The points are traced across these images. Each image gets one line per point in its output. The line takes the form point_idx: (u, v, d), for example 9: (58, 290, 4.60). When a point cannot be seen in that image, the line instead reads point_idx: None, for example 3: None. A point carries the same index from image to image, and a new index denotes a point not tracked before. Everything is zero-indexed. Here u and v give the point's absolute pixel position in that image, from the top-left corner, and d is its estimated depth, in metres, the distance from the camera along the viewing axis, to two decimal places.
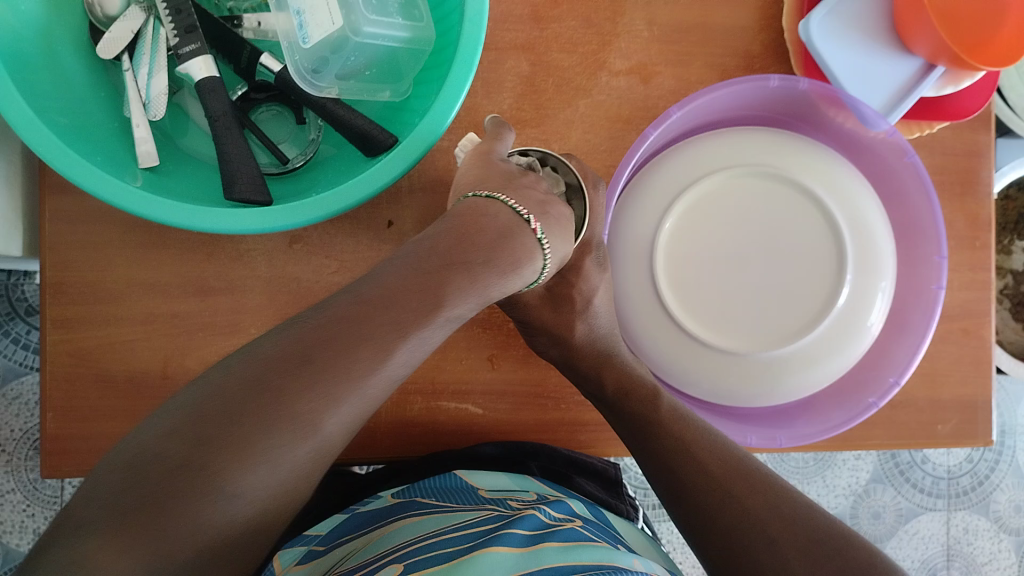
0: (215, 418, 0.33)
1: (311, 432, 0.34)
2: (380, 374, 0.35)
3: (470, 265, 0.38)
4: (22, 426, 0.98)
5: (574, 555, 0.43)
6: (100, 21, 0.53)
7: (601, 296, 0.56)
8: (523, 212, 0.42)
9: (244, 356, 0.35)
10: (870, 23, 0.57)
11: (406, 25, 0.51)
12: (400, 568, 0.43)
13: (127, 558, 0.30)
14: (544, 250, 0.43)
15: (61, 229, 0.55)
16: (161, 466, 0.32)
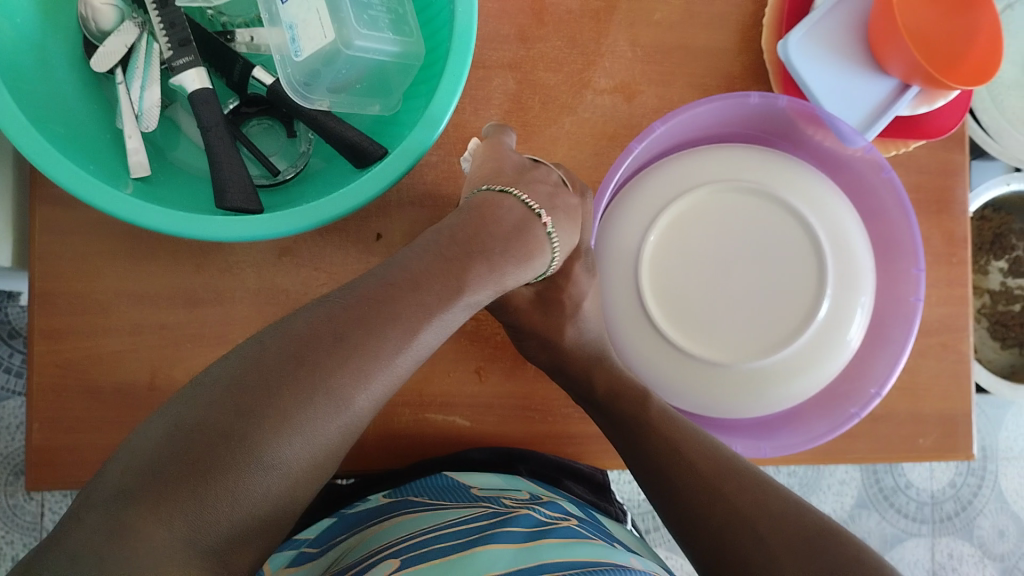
0: (254, 388, 0.34)
1: (345, 406, 0.36)
2: (405, 354, 0.39)
3: (491, 247, 0.45)
4: (3, 451, 0.96)
5: (574, 551, 0.45)
6: (94, 35, 0.54)
7: (587, 305, 0.57)
8: (534, 207, 0.49)
9: (278, 332, 0.37)
10: (847, 43, 0.59)
11: (396, 40, 0.52)
12: (396, 563, 0.44)
13: (169, 529, 0.31)
14: (552, 243, 0.50)
15: (52, 240, 0.56)
16: (203, 433, 0.33)
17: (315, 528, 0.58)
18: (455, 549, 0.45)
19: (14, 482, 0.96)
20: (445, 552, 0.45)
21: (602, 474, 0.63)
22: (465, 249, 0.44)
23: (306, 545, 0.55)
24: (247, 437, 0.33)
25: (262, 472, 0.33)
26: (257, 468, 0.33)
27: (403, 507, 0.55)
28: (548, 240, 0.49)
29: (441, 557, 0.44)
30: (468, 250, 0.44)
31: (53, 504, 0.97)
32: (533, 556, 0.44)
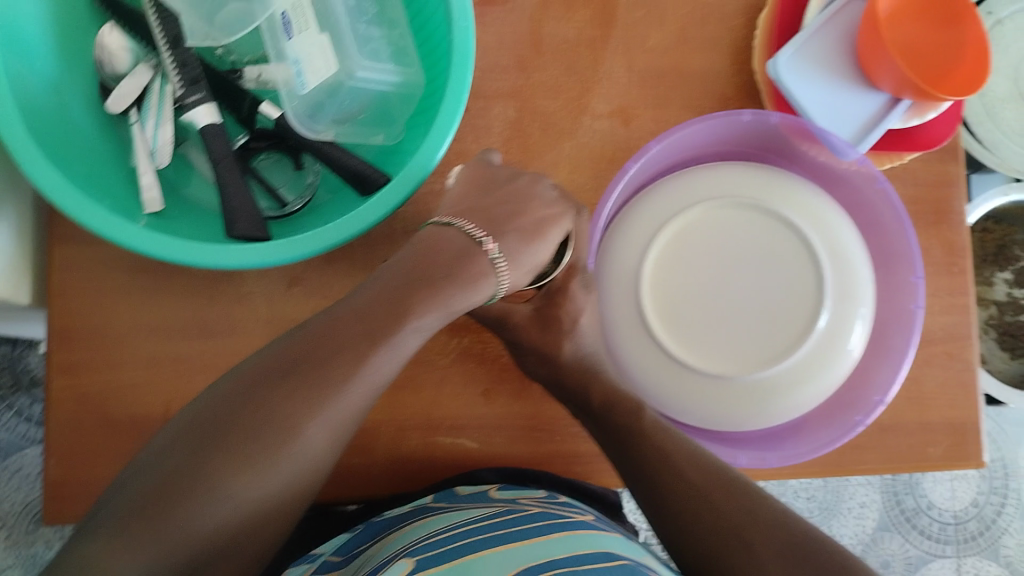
0: (207, 428, 0.38)
1: (294, 437, 0.38)
2: (358, 382, 0.40)
3: (433, 281, 0.42)
4: (23, 499, 0.97)
5: (575, 545, 0.47)
6: (109, 77, 0.56)
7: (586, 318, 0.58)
8: (478, 235, 0.46)
9: (234, 374, 0.40)
10: (835, 61, 0.61)
11: (397, 70, 0.55)
12: (412, 564, 0.46)
13: (133, 554, 0.35)
14: (499, 270, 0.46)
15: (69, 276, 0.58)
16: (160, 472, 0.37)
17: (332, 542, 0.58)
18: (470, 550, 0.47)
19: (34, 530, 0.97)
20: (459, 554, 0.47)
21: (613, 495, 0.66)
22: (407, 284, 0.42)
23: (327, 553, 0.56)
24: (201, 473, 0.37)
25: (214, 503, 0.37)
26: (210, 498, 0.37)
27: (418, 512, 0.57)
28: (494, 268, 0.45)
29: (455, 559, 0.46)
30: (410, 288, 0.42)
31: None
32: (541, 554, 0.46)
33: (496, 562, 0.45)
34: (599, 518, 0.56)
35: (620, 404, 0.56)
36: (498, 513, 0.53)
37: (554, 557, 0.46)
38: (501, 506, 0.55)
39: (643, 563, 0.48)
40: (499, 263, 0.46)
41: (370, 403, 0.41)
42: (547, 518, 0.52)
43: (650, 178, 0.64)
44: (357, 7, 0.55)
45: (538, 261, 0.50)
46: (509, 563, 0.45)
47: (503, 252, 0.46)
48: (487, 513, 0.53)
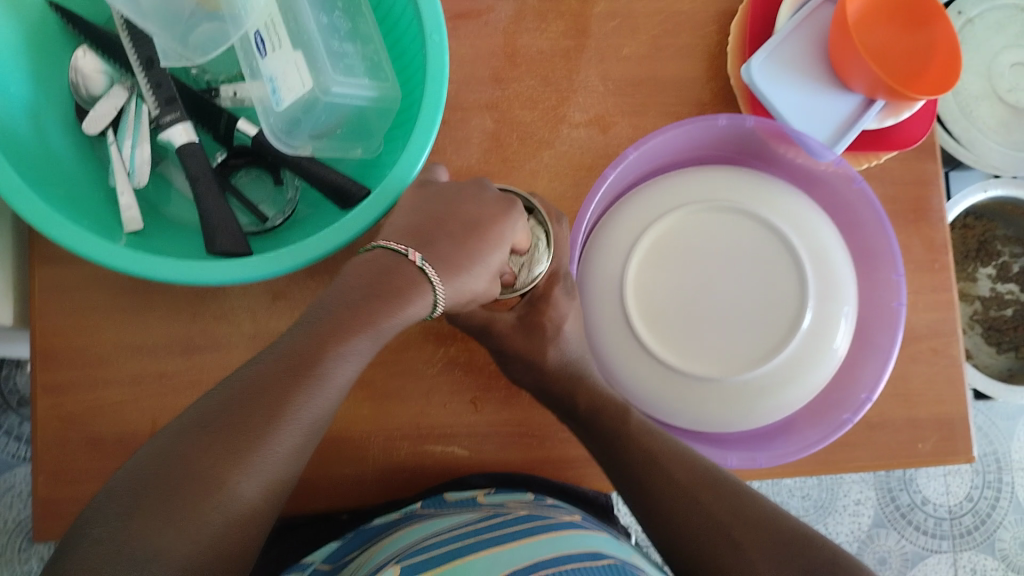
0: (134, 492, 0.37)
1: (226, 489, 0.38)
2: (288, 426, 0.40)
3: (357, 297, 0.42)
4: (16, 518, 0.97)
5: (560, 547, 0.48)
6: (86, 99, 0.56)
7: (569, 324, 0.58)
8: (403, 249, 0.44)
9: (159, 439, 0.39)
10: (808, 64, 0.61)
11: (373, 86, 0.54)
12: (398, 570, 0.46)
13: None
14: (432, 280, 0.44)
15: (52, 297, 0.58)
16: (87, 540, 0.35)
17: (323, 550, 0.58)
18: (454, 556, 0.47)
19: (28, 548, 0.97)
20: (445, 560, 0.47)
21: (604, 496, 0.65)
22: (338, 312, 0.42)
23: (317, 562, 0.56)
24: (129, 537, 0.35)
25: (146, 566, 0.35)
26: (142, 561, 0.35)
27: (406, 519, 0.57)
28: (423, 276, 0.43)
29: (439, 565, 0.46)
30: (346, 313, 0.42)
31: None
32: (526, 556, 0.46)
33: (479, 569, 0.45)
34: (586, 518, 0.56)
35: (606, 409, 0.57)
36: (484, 518, 0.53)
37: (540, 556, 0.46)
38: (486, 511, 0.55)
39: (629, 562, 0.48)
40: (427, 271, 0.44)
41: (305, 449, 0.41)
42: (532, 520, 0.52)
43: (629, 184, 0.65)
44: (330, 24, 0.54)
45: (489, 263, 0.47)
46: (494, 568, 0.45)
47: (433, 261, 0.44)
48: (472, 519, 0.53)
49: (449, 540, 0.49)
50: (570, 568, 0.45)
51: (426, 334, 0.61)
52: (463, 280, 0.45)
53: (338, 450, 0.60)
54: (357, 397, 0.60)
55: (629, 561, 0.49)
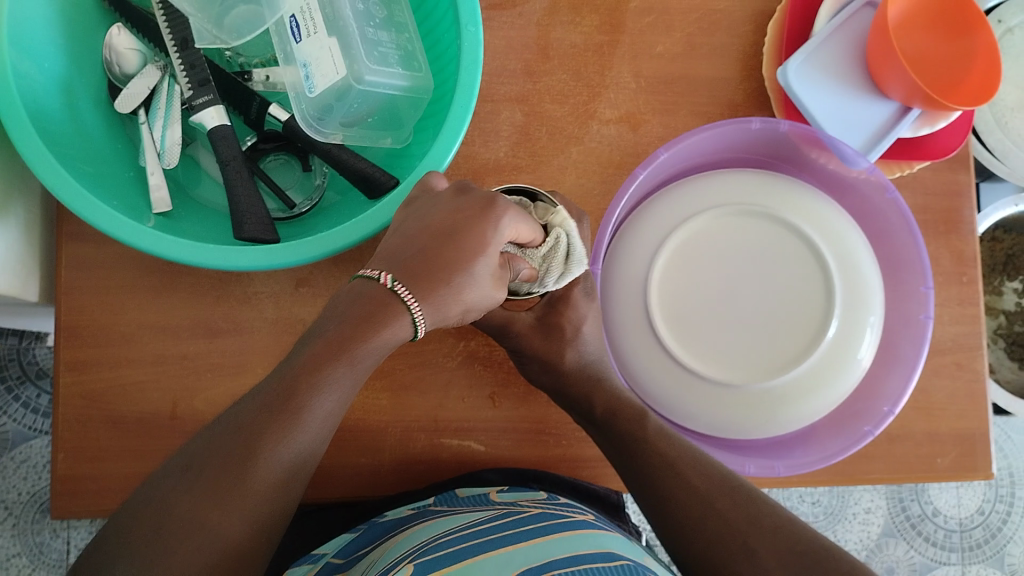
0: (115, 542, 0.36)
1: (208, 532, 0.37)
2: (270, 465, 0.38)
3: (331, 331, 0.40)
4: (29, 489, 0.98)
5: (573, 547, 0.47)
6: (118, 77, 0.56)
7: (592, 324, 0.58)
8: (377, 276, 0.42)
9: (146, 487, 0.38)
10: (845, 69, 0.60)
11: (407, 75, 0.54)
12: (410, 569, 0.46)
13: None
14: (409, 305, 0.41)
15: (77, 274, 0.58)
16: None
17: (335, 542, 0.59)
18: (467, 553, 0.47)
19: (40, 520, 0.98)
20: (458, 558, 0.47)
21: (617, 495, 0.63)
22: (317, 346, 0.40)
23: (329, 554, 0.57)
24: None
25: None
26: None
27: (418, 515, 0.57)
28: (397, 300, 0.41)
29: (451, 564, 0.46)
30: (323, 348, 0.40)
31: (78, 540, 0.98)
32: (539, 556, 0.46)
33: (492, 569, 0.45)
34: (599, 518, 0.56)
35: (625, 410, 0.56)
36: (495, 517, 0.53)
37: (552, 557, 0.46)
38: (498, 509, 0.55)
39: (642, 562, 0.48)
40: (400, 294, 0.41)
41: (293, 487, 0.40)
42: (546, 520, 0.52)
43: (658, 184, 0.64)
44: (365, 11, 0.54)
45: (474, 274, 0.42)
46: (505, 569, 0.45)
47: (409, 283, 0.41)
48: (484, 517, 0.53)
49: (460, 538, 0.49)
50: (581, 569, 0.44)
51: (446, 328, 0.61)
52: (444, 296, 0.42)
53: (354, 439, 0.60)
54: (374, 387, 0.60)
55: (642, 561, 0.48)
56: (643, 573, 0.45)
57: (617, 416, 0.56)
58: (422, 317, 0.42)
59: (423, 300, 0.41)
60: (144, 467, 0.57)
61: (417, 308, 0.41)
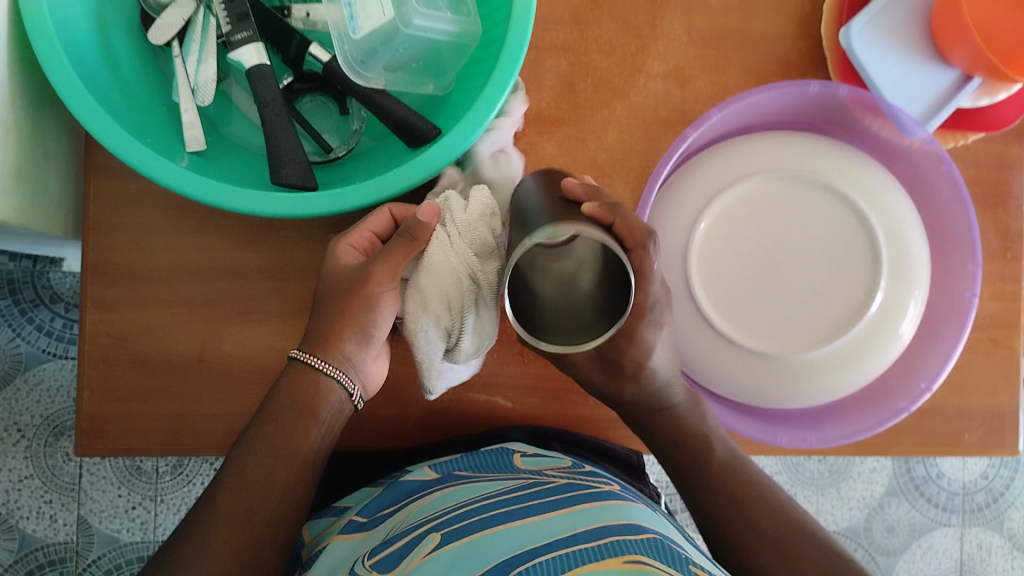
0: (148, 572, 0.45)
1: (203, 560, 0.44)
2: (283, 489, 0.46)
3: (343, 395, 0.50)
4: (43, 412, 0.98)
5: (601, 517, 0.46)
6: (152, 8, 0.54)
7: (659, 350, 0.56)
8: (334, 374, 0.49)
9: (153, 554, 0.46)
10: (907, 34, 0.58)
11: (453, 19, 0.52)
12: (437, 538, 0.46)
13: None
14: (351, 394, 0.50)
15: (106, 210, 0.56)
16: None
17: (359, 494, 0.59)
18: (491, 523, 0.47)
19: (53, 443, 0.98)
20: (488, 525, 0.47)
21: (637, 456, 0.63)
22: (297, 363, 0.49)
23: (354, 511, 0.56)
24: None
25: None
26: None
27: (443, 480, 0.56)
28: (349, 398, 0.50)
29: (479, 532, 0.46)
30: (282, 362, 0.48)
31: (91, 464, 0.99)
32: (567, 526, 0.45)
33: (520, 539, 0.44)
34: (626, 488, 0.55)
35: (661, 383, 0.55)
36: (520, 485, 0.53)
37: (577, 529, 0.45)
38: (525, 477, 0.54)
39: (666, 535, 0.47)
40: (349, 391, 0.50)
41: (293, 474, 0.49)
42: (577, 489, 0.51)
43: (705, 145, 0.62)
44: None
45: (341, 311, 0.48)
46: (531, 538, 0.44)
47: (347, 370, 0.49)
48: (511, 486, 0.53)
49: (488, 506, 0.49)
50: (606, 542, 0.43)
51: None
52: (336, 337, 0.49)
53: (383, 391, 0.59)
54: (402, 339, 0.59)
55: (667, 535, 0.47)
56: (670, 549, 0.44)
57: (651, 389, 0.56)
58: (339, 371, 0.49)
59: (335, 362, 0.49)
60: (170, 409, 0.57)
61: (330, 369, 0.49)
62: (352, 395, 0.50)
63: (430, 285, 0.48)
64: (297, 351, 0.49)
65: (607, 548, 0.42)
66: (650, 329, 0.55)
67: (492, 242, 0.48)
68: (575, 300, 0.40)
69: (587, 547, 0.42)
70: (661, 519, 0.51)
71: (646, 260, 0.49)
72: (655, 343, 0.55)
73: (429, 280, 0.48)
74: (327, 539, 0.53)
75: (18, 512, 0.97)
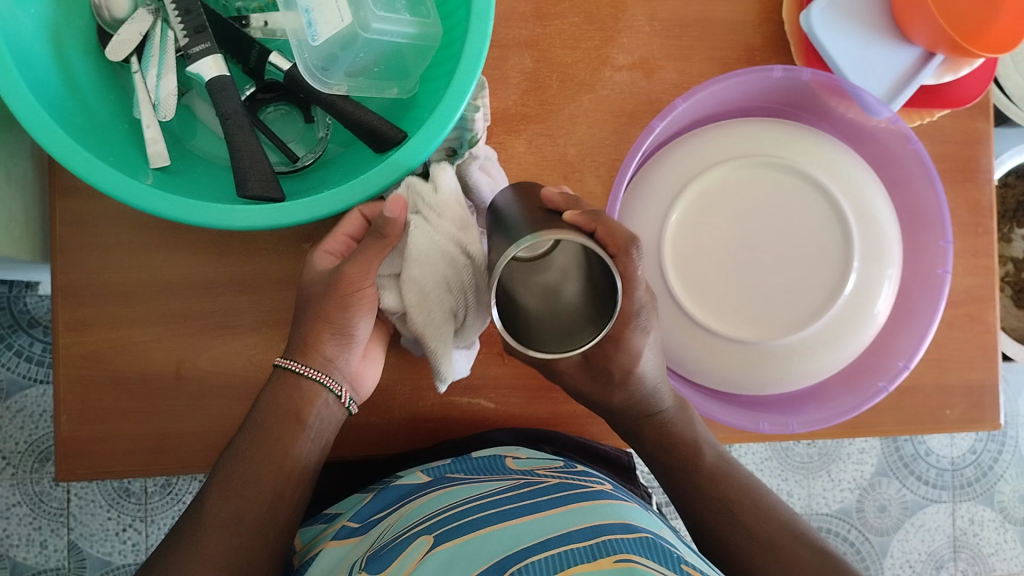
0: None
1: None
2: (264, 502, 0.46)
3: (330, 398, 0.49)
4: (27, 438, 0.96)
5: (591, 516, 0.46)
6: (109, 23, 0.54)
7: (647, 357, 0.53)
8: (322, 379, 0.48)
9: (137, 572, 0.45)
10: (868, 15, 0.58)
11: (413, 21, 0.52)
12: (430, 541, 0.46)
13: None
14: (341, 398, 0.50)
15: (74, 231, 0.56)
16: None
17: (349, 501, 0.59)
18: (483, 524, 0.46)
19: (39, 469, 0.97)
20: (480, 525, 0.46)
21: (628, 457, 0.62)
22: (281, 369, 0.49)
23: (345, 518, 0.55)
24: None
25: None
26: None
27: (434, 482, 0.56)
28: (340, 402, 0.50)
29: (471, 534, 0.45)
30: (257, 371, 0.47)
31: (79, 488, 0.98)
32: (558, 525, 0.45)
33: (512, 539, 0.44)
34: (619, 488, 0.54)
35: (647, 381, 0.54)
36: (511, 485, 0.52)
37: (569, 528, 0.44)
38: (517, 477, 0.54)
39: (656, 531, 0.46)
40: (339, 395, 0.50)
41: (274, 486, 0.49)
42: (567, 487, 0.51)
43: (673, 136, 0.62)
44: None
45: (319, 313, 0.48)
46: (522, 539, 0.44)
47: (335, 374, 0.49)
48: (502, 486, 0.53)
49: (481, 507, 0.49)
50: (597, 542, 0.42)
51: None
52: (316, 339, 0.48)
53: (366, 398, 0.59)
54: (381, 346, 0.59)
55: (657, 532, 0.47)
56: (661, 548, 0.43)
57: (638, 397, 0.55)
58: (324, 375, 0.48)
59: (317, 366, 0.48)
60: (149, 428, 0.57)
61: (312, 371, 0.48)
62: (342, 398, 0.50)
63: (426, 271, 0.47)
64: (282, 359, 0.49)
65: (597, 548, 0.41)
66: (637, 334, 0.52)
67: (465, 214, 0.49)
68: (551, 307, 0.41)
69: (577, 546, 0.42)
70: (652, 516, 0.51)
71: (630, 269, 0.47)
72: (643, 346, 0.52)
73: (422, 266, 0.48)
74: (320, 545, 0.53)
75: (7, 541, 0.96)
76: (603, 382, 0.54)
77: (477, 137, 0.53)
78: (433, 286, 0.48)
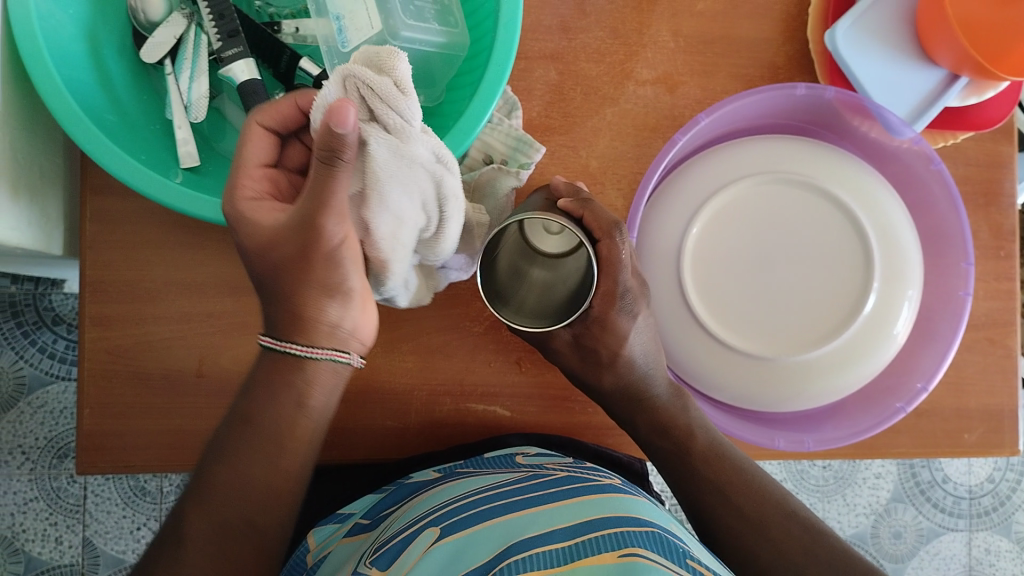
0: None
1: None
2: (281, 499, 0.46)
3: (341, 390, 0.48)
4: (47, 434, 0.98)
5: (599, 509, 0.46)
6: (143, 26, 0.55)
7: (636, 338, 0.57)
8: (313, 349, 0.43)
9: None
10: (894, 35, 0.58)
11: (442, 30, 0.53)
12: (436, 532, 0.46)
13: None
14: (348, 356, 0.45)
15: (103, 227, 0.57)
16: None
17: (363, 502, 0.60)
18: (491, 517, 0.47)
19: (57, 464, 0.98)
20: (487, 518, 0.47)
21: (640, 463, 0.62)
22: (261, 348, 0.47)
23: (358, 517, 0.56)
24: None
25: None
26: None
27: (444, 477, 0.56)
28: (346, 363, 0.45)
29: (480, 523, 0.46)
30: None
31: (95, 485, 0.99)
32: (566, 519, 0.45)
33: (520, 527, 0.45)
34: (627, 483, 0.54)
35: (637, 364, 0.57)
36: (520, 477, 0.53)
37: (578, 521, 0.45)
38: (524, 470, 0.54)
39: (665, 528, 0.47)
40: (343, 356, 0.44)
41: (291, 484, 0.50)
42: (575, 481, 0.51)
43: (694, 151, 0.63)
44: None
45: (300, 281, 0.42)
46: (530, 531, 0.44)
47: (330, 341, 0.44)
48: (510, 477, 0.53)
49: (488, 498, 0.49)
50: (601, 534, 0.43)
51: (476, 292, 0.60)
52: (312, 307, 0.42)
53: (381, 400, 0.59)
54: (401, 350, 0.59)
55: (667, 528, 0.47)
56: (668, 542, 0.44)
57: (629, 378, 0.57)
58: (318, 347, 0.43)
59: (303, 341, 0.43)
60: (170, 424, 0.57)
61: (299, 347, 0.43)
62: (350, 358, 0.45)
63: (393, 188, 0.42)
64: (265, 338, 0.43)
65: (605, 544, 0.42)
66: (621, 315, 0.56)
67: None
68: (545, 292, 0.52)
69: (585, 542, 0.42)
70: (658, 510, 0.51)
71: (614, 251, 0.52)
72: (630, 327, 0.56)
73: (392, 186, 0.42)
74: (333, 544, 0.54)
75: (23, 535, 0.97)
76: (591, 362, 0.57)
77: (528, 160, 0.57)
78: (400, 200, 0.43)
